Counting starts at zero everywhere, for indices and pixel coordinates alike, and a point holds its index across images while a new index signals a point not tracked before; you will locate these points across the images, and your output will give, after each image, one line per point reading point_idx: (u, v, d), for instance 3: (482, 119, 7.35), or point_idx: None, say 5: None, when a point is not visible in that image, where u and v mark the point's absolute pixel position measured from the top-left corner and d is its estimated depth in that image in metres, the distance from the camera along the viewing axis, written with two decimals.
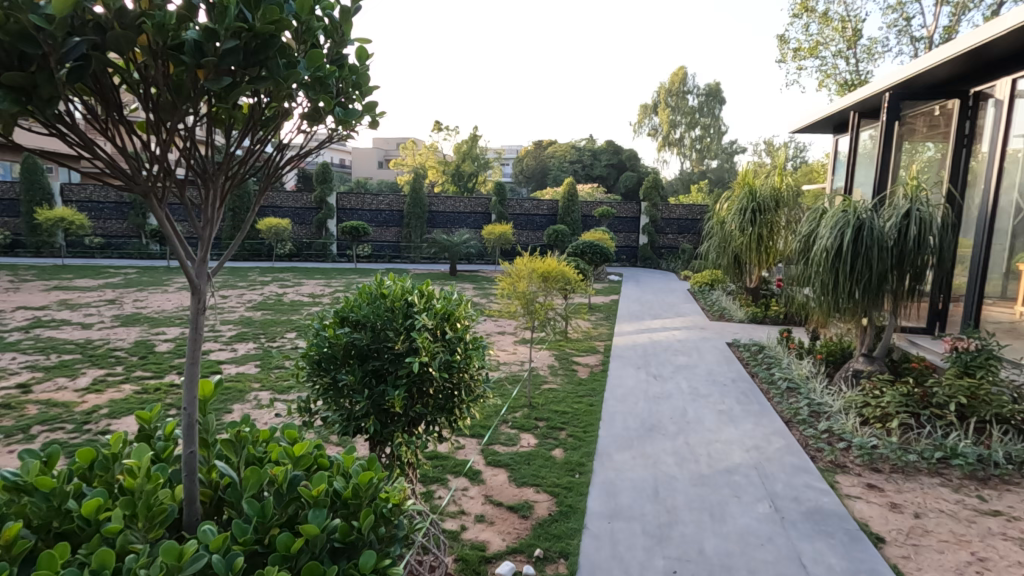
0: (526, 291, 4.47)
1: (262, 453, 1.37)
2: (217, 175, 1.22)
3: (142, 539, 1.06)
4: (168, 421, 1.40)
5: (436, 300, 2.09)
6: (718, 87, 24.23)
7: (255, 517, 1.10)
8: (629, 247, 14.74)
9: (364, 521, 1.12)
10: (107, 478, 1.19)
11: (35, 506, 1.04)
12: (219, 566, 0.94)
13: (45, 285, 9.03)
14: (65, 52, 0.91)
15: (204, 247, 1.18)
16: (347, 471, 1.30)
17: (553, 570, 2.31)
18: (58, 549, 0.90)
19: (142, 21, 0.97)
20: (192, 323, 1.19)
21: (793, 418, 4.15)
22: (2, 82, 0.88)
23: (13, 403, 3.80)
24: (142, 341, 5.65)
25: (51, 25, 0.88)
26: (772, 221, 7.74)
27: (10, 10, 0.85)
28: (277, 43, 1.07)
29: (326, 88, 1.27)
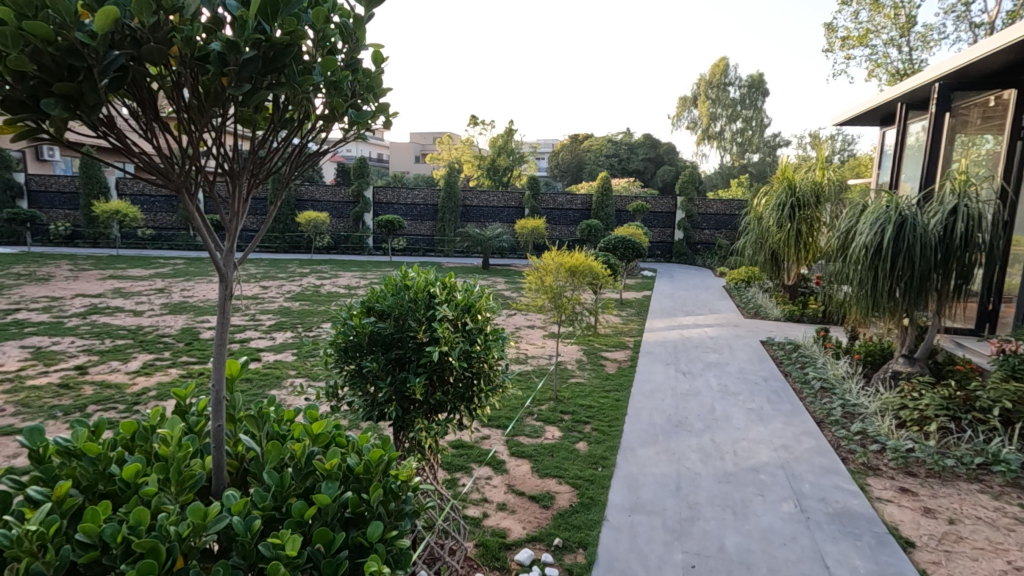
0: (552, 285, 4.50)
1: (284, 430, 1.46)
2: (243, 171, 1.29)
3: (174, 502, 1.14)
4: (201, 397, 1.50)
5: (458, 292, 2.16)
6: (760, 78, 23.54)
7: (274, 487, 1.18)
8: (663, 243, 14.56)
9: (372, 495, 1.19)
10: (147, 447, 1.29)
11: (83, 468, 1.15)
12: (239, 527, 1.03)
13: (101, 275, 9.57)
14: (107, 65, 1.00)
15: (231, 237, 1.26)
16: (360, 449, 1.37)
17: (570, 559, 2.36)
18: (102, 505, 1.00)
19: (173, 35, 1.04)
20: (219, 309, 1.27)
21: (825, 418, 4.06)
22: (54, 91, 0.97)
23: (71, 383, 4.08)
24: (188, 329, 5.95)
25: (94, 41, 0.96)
26: (811, 217, 7.53)
27: (60, 30, 0.94)
28: (292, 52, 1.14)
29: (340, 92, 1.33)
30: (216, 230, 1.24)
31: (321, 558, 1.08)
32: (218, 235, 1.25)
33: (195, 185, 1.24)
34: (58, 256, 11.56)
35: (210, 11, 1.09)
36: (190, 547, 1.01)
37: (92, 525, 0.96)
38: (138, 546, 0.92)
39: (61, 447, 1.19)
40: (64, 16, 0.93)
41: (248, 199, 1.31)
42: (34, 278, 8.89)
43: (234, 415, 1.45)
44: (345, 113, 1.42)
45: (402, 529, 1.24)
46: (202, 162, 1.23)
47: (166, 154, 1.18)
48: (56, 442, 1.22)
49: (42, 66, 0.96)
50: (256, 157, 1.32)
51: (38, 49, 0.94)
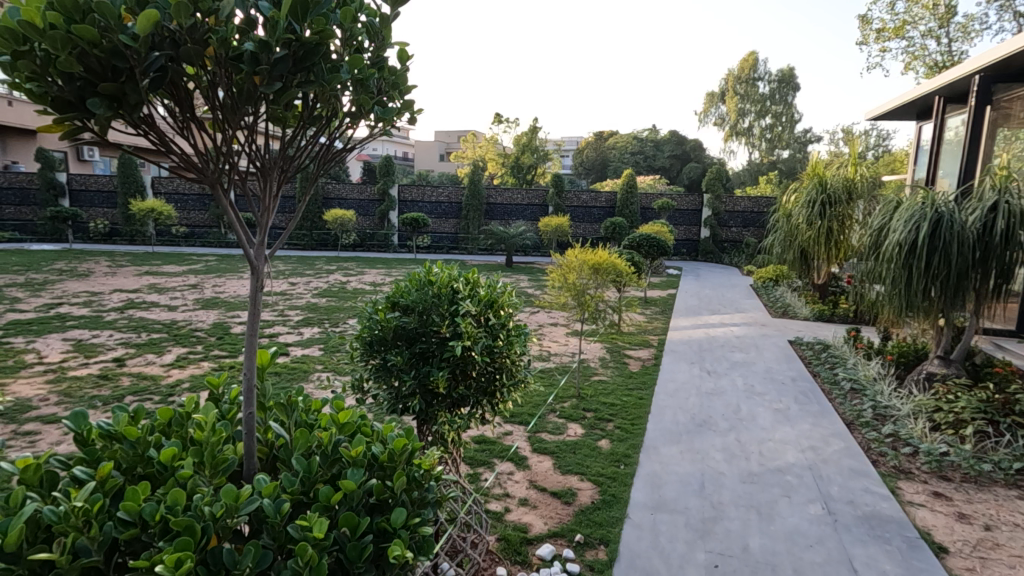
0: (575, 282, 4.50)
1: (312, 419, 1.50)
2: (276, 169, 1.33)
3: (207, 484, 1.18)
4: (233, 386, 1.55)
5: (481, 288, 2.19)
6: (791, 72, 22.99)
7: (303, 473, 1.22)
8: (689, 241, 14.37)
9: (396, 482, 1.22)
10: (182, 433, 1.34)
11: (124, 451, 1.20)
12: (269, 509, 1.07)
13: (137, 270, 9.90)
14: (147, 66, 1.04)
15: (262, 232, 1.30)
16: (385, 438, 1.40)
17: (591, 556, 2.36)
18: (142, 485, 1.05)
19: (210, 36, 1.08)
20: (251, 302, 1.31)
21: (855, 419, 3.97)
22: (98, 91, 1.02)
23: (110, 374, 4.25)
24: (219, 323, 6.12)
25: (136, 43, 1.01)
26: (843, 215, 7.34)
27: (104, 31, 0.98)
28: (322, 51, 1.17)
29: (366, 89, 1.36)
30: (248, 227, 1.28)
31: (347, 542, 1.12)
32: (250, 230, 1.29)
33: (228, 182, 1.29)
34: (98, 253, 11.99)
35: (243, 13, 1.12)
36: (223, 527, 1.05)
37: (132, 503, 1.01)
38: (175, 524, 0.97)
39: (103, 431, 1.25)
40: (109, 19, 0.98)
41: (278, 195, 1.35)
42: (75, 273, 9.24)
43: (265, 403, 1.50)
44: (372, 110, 1.44)
45: (424, 517, 1.26)
46: (235, 158, 1.27)
47: (202, 150, 1.23)
48: (99, 426, 1.28)
49: (89, 68, 1.01)
50: (287, 154, 1.36)
51: (84, 51, 0.99)
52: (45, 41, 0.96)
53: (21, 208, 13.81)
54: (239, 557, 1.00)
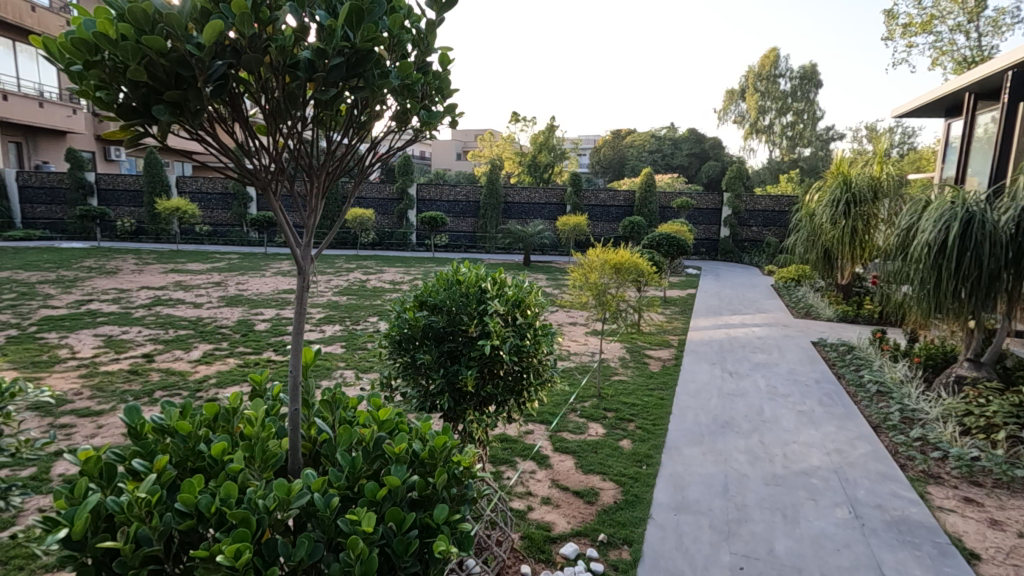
0: (597, 282, 4.48)
1: (351, 416, 1.53)
2: (323, 171, 1.37)
3: (258, 478, 1.22)
4: (275, 383, 1.59)
5: (508, 287, 2.20)
6: (813, 69, 22.61)
7: (347, 468, 1.25)
8: (708, 240, 14.23)
9: (438, 479, 1.24)
10: (229, 428, 1.38)
11: (176, 445, 1.24)
12: (319, 504, 1.10)
13: (163, 268, 10.11)
14: (209, 74, 1.08)
15: (309, 233, 1.33)
16: (424, 436, 1.42)
17: (615, 555, 2.36)
18: (197, 477, 1.09)
19: (269, 44, 1.12)
20: (298, 299, 1.35)
21: (881, 423, 3.90)
22: (163, 99, 1.06)
23: (139, 370, 4.36)
24: (243, 321, 6.23)
25: (201, 52, 1.04)
26: (868, 214, 7.21)
27: (171, 39, 1.02)
28: (373, 57, 1.19)
29: (412, 93, 1.38)
30: (296, 228, 1.32)
31: (393, 536, 1.14)
32: (297, 232, 1.32)
33: (277, 184, 1.32)
34: (125, 251, 12.26)
35: (297, 19, 1.15)
36: (276, 520, 1.08)
37: (190, 496, 1.05)
38: (232, 517, 1.00)
39: (156, 425, 1.29)
40: (175, 29, 1.01)
41: (324, 196, 1.37)
42: (103, 271, 9.47)
43: (310, 401, 1.54)
44: (416, 114, 1.47)
45: (463, 515, 1.28)
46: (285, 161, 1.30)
47: (253, 154, 1.27)
48: (152, 421, 1.32)
49: (155, 77, 1.05)
50: (333, 158, 1.39)
51: (152, 60, 1.03)
52: (117, 51, 1.00)
53: (51, 207, 14.15)
54: (293, 548, 1.04)
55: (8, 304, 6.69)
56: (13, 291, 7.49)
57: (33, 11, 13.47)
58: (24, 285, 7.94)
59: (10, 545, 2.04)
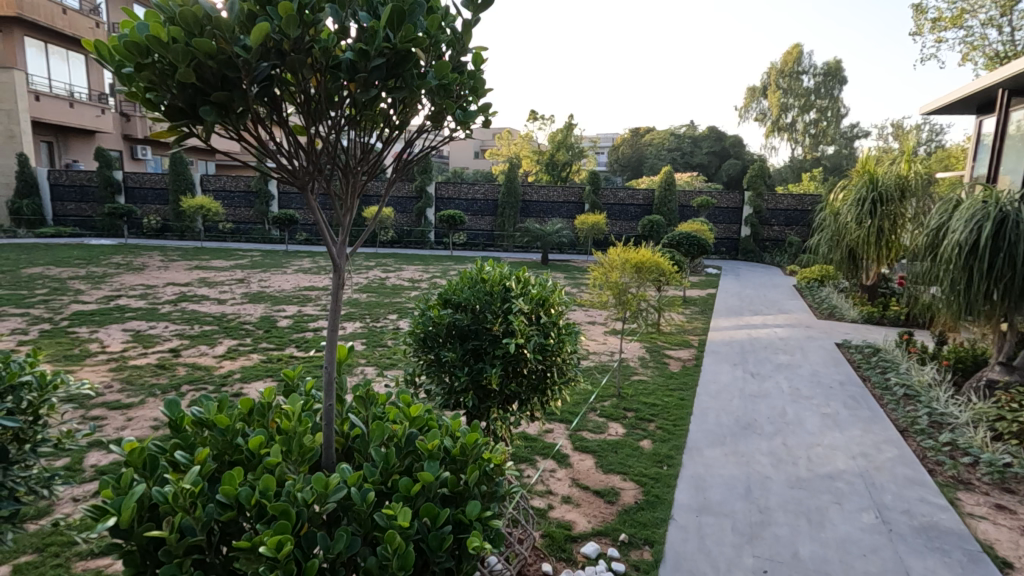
0: (617, 282, 4.46)
1: (382, 412, 1.55)
2: (358, 171, 1.40)
3: (295, 471, 1.26)
4: (307, 378, 1.62)
5: (532, 286, 2.21)
6: (838, 65, 22.17)
7: (381, 463, 1.27)
8: (729, 239, 14.07)
9: (470, 476, 1.26)
10: (264, 422, 1.41)
11: (215, 438, 1.28)
12: (356, 497, 1.12)
13: (188, 265, 10.31)
14: (254, 75, 1.11)
15: (343, 232, 1.37)
16: (455, 432, 1.44)
17: (636, 556, 2.35)
18: (237, 470, 1.12)
19: (312, 45, 1.15)
20: (333, 297, 1.40)
21: (909, 427, 3.82)
22: (211, 100, 1.09)
23: (167, 364, 4.46)
24: (266, 317, 6.33)
25: (248, 53, 1.07)
26: (895, 213, 7.06)
27: (218, 43, 1.05)
28: (411, 58, 1.21)
29: (448, 93, 1.39)
30: (332, 228, 1.35)
31: (427, 531, 1.16)
32: (333, 231, 1.35)
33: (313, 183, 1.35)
34: (151, 248, 12.54)
35: (338, 22, 1.18)
36: (314, 513, 1.11)
37: (230, 487, 1.08)
38: (273, 509, 1.03)
39: (196, 417, 1.33)
40: (223, 32, 1.04)
41: (357, 195, 1.40)
42: (131, 267, 9.69)
43: (343, 397, 1.57)
44: (451, 113, 1.48)
45: (493, 511, 1.29)
46: (321, 161, 1.33)
47: (292, 155, 1.30)
48: (190, 414, 1.35)
49: (202, 78, 1.08)
50: (369, 157, 1.42)
51: (201, 62, 1.06)
52: (168, 53, 1.03)
53: (81, 205, 14.50)
54: (332, 541, 1.06)
55: (40, 299, 6.88)
56: (45, 286, 7.71)
57: (64, 14, 13.84)
58: (56, 280, 8.16)
59: (47, 532, 2.11)
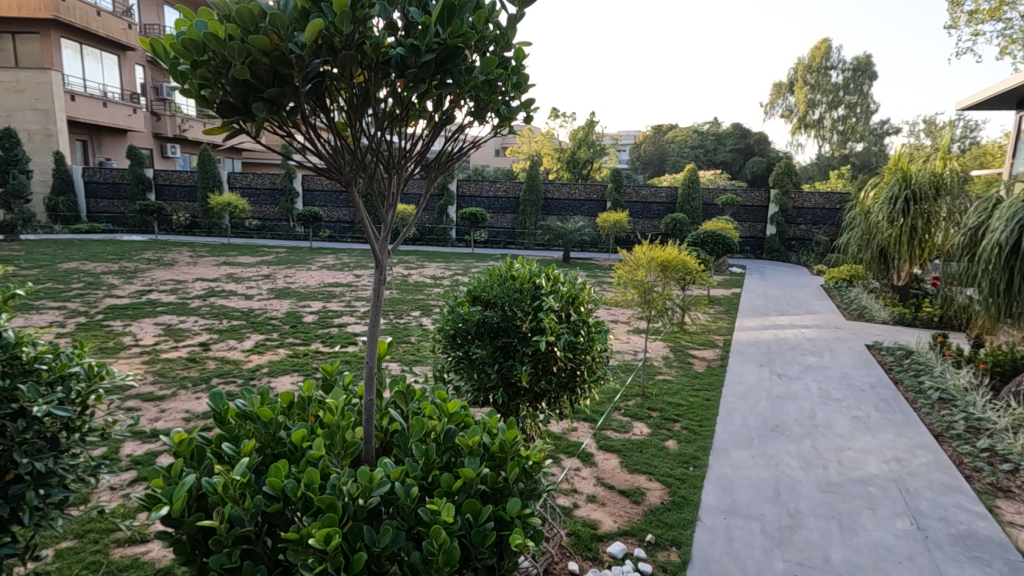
0: (643, 280, 4.42)
1: (418, 407, 1.56)
2: (401, 167, 1.42)
3: (339, 464, 1.28)
4: (345, 373, 1.64)
5: (562, 284, 2.20)
6: (868, 60, 21.59)
7: (422, 458, 1.28)
8: (753, 238, 13.84)
9: (510, 473, 1.27)
10: (305, 415, 1.43)
11: (258, 430, 1.30)
12: (399, 491, 1.14)
13: (216, 261, 10.52)
14: (306, 72, 1.14)
15: (386, 228, 1.40)
16: (492, 429, 1.45)
17: (663, 557, 2.33)
18: (282, 462, 1.14)
19: (363, 42, 1.16)
20: (375, 291, 1.45)
21: (944, 431, 3.72)
22: (265, 96, 1.12)
23: (197, 357, 4.57)
24: (292, 312, 6.43)
25: (301, 51, 1.10)
26: (929, 212, 6.85)
27: (273, 40, 1.08)
28: (460, 54, 1.22)
29: (493, 89, 1.39)
30: (375, 225, 1.38)
31: (471, 527, 1.17)
32: (376, 227, 1.38)
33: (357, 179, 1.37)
34: (180, 244, 12.84)
35: (386, 19, 1.19)
36: (359, 506, 1.13)
37: (276, 479, 1.10)
38: (320, 502, 1.05)
39: (240, 410, 1.35)
40: (278, 29, 1.07)
41: (399, 192, 1.42)
42: (161, 263, 9.92)
43: (381, 392, 1.59)
44: (496, 110, 1.48)
45: (532, 508, 1.30)
46: (365, 158, 1.35)
47: (337, 152, 1.32)
48: (235, 406, 1.38)
49: (256, 74, 1.11)
50: (412, 153, 1.44)
51: (255, 59, 1.08)
52: (224, 49, 1.06)
53: (114, 202, 14.88)
54: (378, 535, 1.08)
55: (77, 292, 7.09)
56: (81, 280, 7.94)
57: (98, 15, 14.22)
58: (91, 275, 8.40)
59: (88, 519, 2.18)
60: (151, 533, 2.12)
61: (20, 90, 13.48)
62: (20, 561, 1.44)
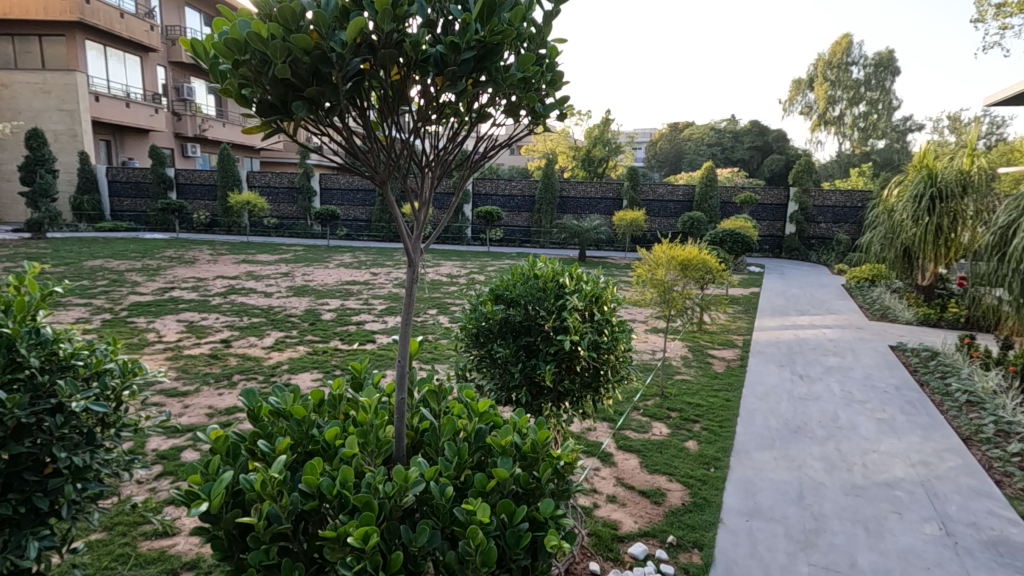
0: (662, 279, 4.38)
1: (447, 407, 1.57)
2: (434, 167, 1.42)
3: (372, 462, 1.30)
4: (374, 372, 1.64)
5: (585, 283, 2.20)
6: (890, 55, 21.15)
7: (454, 458, 1.29)
8: (772, 237, 13.66)
9: (543, 473, 1.27)
10: (336, 414, 1.45)
11: (291, 428, 1.32)
12: (434, 490, 1.14)
13: (235, 259, 10.66)
14: (346, 70, 1.15)
15: (419, 227, 1.41)
16: (522, 429, 1.45)
17: (685, 558, 2.31)
18: (317, 460, 1.15)
19: (402, 41, 1.17)
20: (408, 289, 1.46)
21: (973, 435, 3.63)
22: (305, 95, 1.14)
23: (219, 354, 4.64)
24: (311, 310, 6.50)
25: (343, 49, 1.11)
26: (955, 211, 6.69)
27: (315, 39, 1.09)
28: (499, 52, 1.22)
29: (529, 86, 1.38)
30: (408, 223, 1.39)
31: (506, 528, 1.17)
32: (409, 226, 1.39)
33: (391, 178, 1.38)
34: (201, 241, 13.04)
35: (425, 18, 1.20)
36: (395, 504, 1.14)
37: (312, 477, 1.11)
38: (357, 501, 1.07)
39: (273, 408, 1.37)
40: (320, 27, 1.08)
41: (432, 193, 1.43)
42: (183, 260, 10.09)
43: (412, 391, 1.60)
44: (531, 107, 1.48)
45: (564, 509, 1.30)
46: (399, 158, 1.36)
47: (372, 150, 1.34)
48: (267, 403, 1.40)
49: (297, 74, 1.13)
50: (445, 153, 1.44)
51: (296, 58, 1.09)
52: (267, 48, 1.07)
53: (136, 200, 15.14)
54: (415, 534, 1.09)
55: (102, 290, 7.25)
56: (105, 277, 8.11)
57: (121, 18, 14.46)
58: (115, 272, 8.56)
59: (119, 511, 2.22)
60: (178, 526, 2.15)
61: (47, 91, 13.88)
62: (59, 553, 1.49)
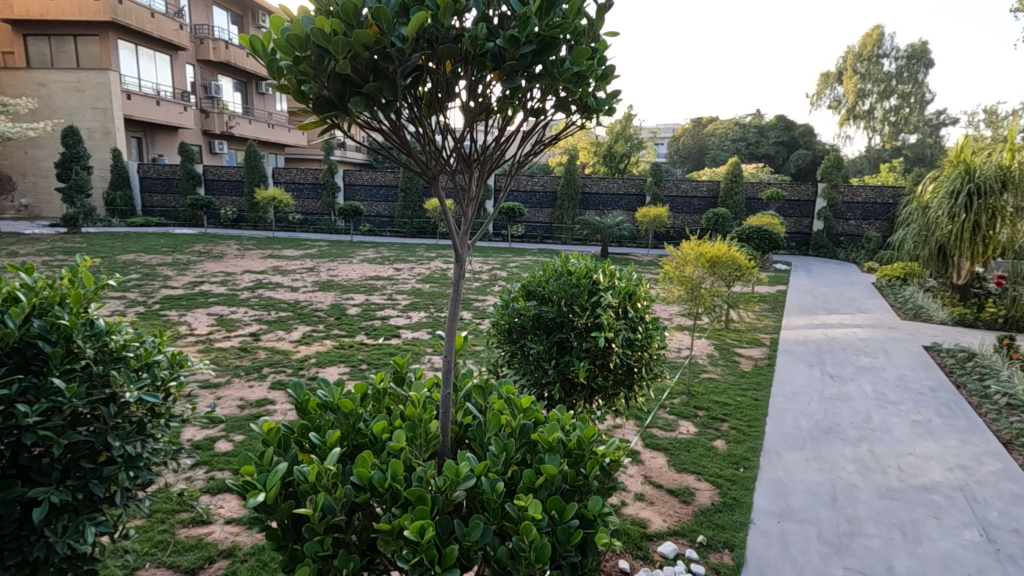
0: (690, 276, 4.32)
1: (489, 404, 1.58)
2: (482, 162, 1.42)
3: (420, 455, 1.32)
4: (416, 367, 1.66)
5: (619, 280, 2.19)
6: (923, 47, 20.51)
7: (501, 453, 1.30)
8: (800, 234, 13.37)
9: (590, 470, 1.27)
10: (380, 408, 1.47)
11: (339, 420, 1.35)
12: (484, 485, 1.15)
13: (261, 254, 10.83)
14: (405, 66, 1.16)
15: (465, 224, 1.43)
16: (566, 427, 1.45)
17: (716, 559, 2.28)
18: (368, 453, 1.17)
19: (461, 36, 1.17)
20: (454, 285, 1.48)
21: (1014, 439, 3.52)
22: (364, 91, 1.15)
23: (248, 347, 4.73)
24: (337, 305, 6.57)
25: (402, 44, 1.13)
26: (995, 207, 6.46)
27: (376, 36, 1.11)
28: (556, 46, 1.22)
29: (581, 81, 1.38)
30: (456, 219, 1.41)
31: (556, 524, 1.18)
32: (458, 222, 1.40)
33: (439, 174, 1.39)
34: (228, 237, 13.31)
35: (484, 12, 1.21)
36: (445, 498, 1.15)
37: (364, 470, 1.14)
38: (410, 494, 1.09)
39: (321, 401, 1.40)
40: (381, 22, 1.10)
41: (480, 190, 1.44)
42: (211, 255, 10.29)
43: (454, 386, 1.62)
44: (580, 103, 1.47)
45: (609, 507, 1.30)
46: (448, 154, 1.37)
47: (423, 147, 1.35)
48: (315, 397, 1.43)
49: (357, 70, 1.15)
50: (493, 149, 1.44)
51: (357, 53, 1.11)
52: (330, 44, 1.10)
53: (166, 196, 15.49)
54: (467, 528, 1.10)
55: (135, 283, 7.44)
56: (138, 271, 8.32)
57: (152, 17, 14.74)
58: (146, 266, 8.77)
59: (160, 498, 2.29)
60: (215, 515, 2.19)
61: (81, 90, 14.21)
62: (110, 537, 1.53)
